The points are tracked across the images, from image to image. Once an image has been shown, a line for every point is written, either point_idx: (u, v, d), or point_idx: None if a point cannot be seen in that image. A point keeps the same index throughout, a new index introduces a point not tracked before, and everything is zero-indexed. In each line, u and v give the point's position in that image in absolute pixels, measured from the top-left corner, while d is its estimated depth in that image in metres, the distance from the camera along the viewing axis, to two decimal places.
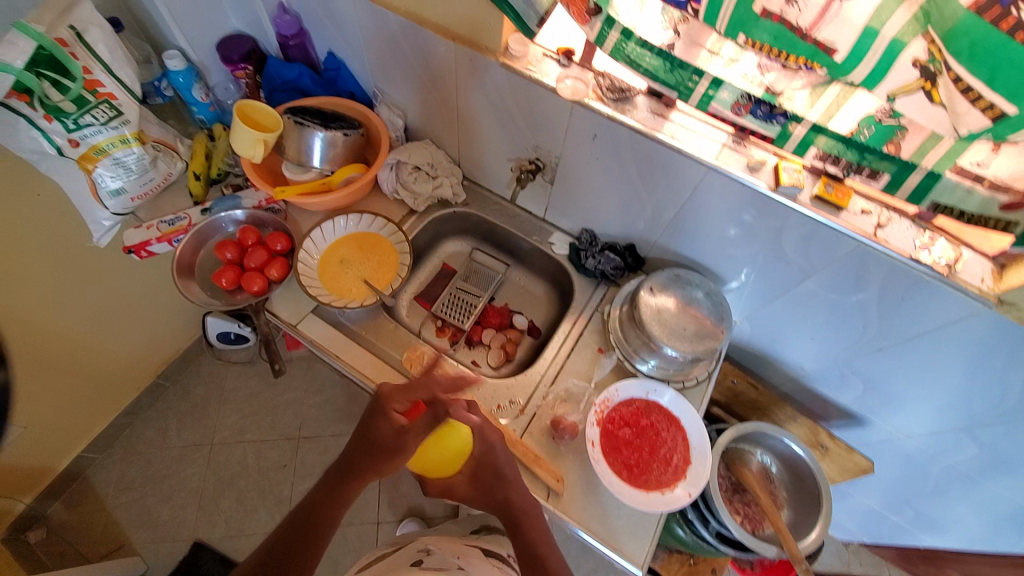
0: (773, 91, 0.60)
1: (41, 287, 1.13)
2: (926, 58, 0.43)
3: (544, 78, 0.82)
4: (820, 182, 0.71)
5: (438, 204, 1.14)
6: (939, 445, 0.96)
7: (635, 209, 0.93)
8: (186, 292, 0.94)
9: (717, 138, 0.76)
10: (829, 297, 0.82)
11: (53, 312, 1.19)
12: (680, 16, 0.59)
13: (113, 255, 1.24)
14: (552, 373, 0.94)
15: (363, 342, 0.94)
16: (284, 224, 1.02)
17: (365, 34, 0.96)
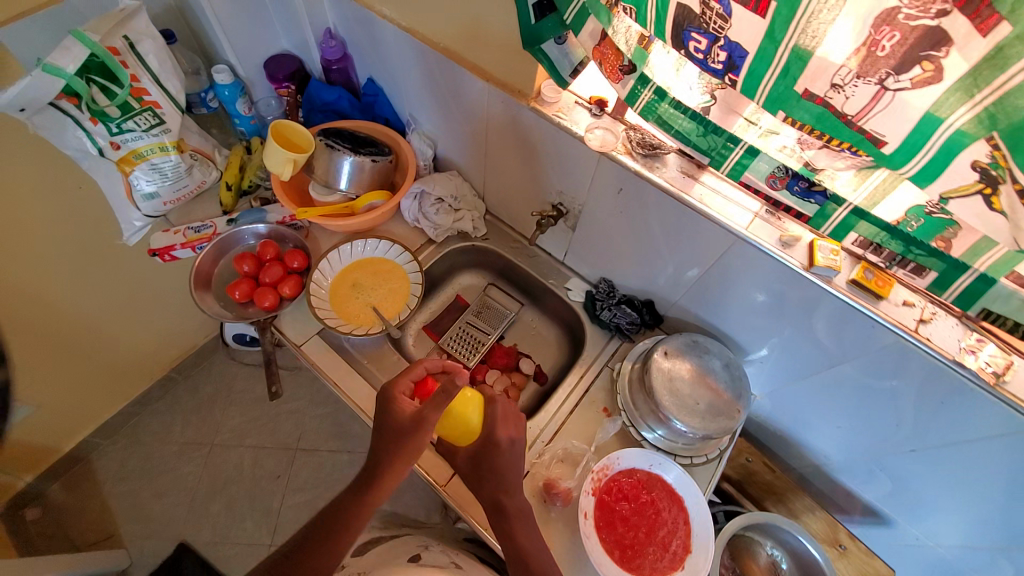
0: (814, 169, 0.56)
1: (70, 275, 1.17)
2: (988, 162, 0.39)
3: (574, 127, 0.80)
4: (859, 267, 0.65)
5: (458, 236, 1.13)
6: (977, 564, 0.85)
7: (656, 266, 0.89)
8: (202, 303, 0.96)
9: (749, 207, 0.71)
10: (859, 387, 0.75)
11: (77, 299, 1.23)
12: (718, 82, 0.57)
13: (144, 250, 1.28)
14: (551, 429, 0.89)
15: (364, 371, 0.93)
16: (303, 242, 1.02)
17: (404, 66, 0.98)
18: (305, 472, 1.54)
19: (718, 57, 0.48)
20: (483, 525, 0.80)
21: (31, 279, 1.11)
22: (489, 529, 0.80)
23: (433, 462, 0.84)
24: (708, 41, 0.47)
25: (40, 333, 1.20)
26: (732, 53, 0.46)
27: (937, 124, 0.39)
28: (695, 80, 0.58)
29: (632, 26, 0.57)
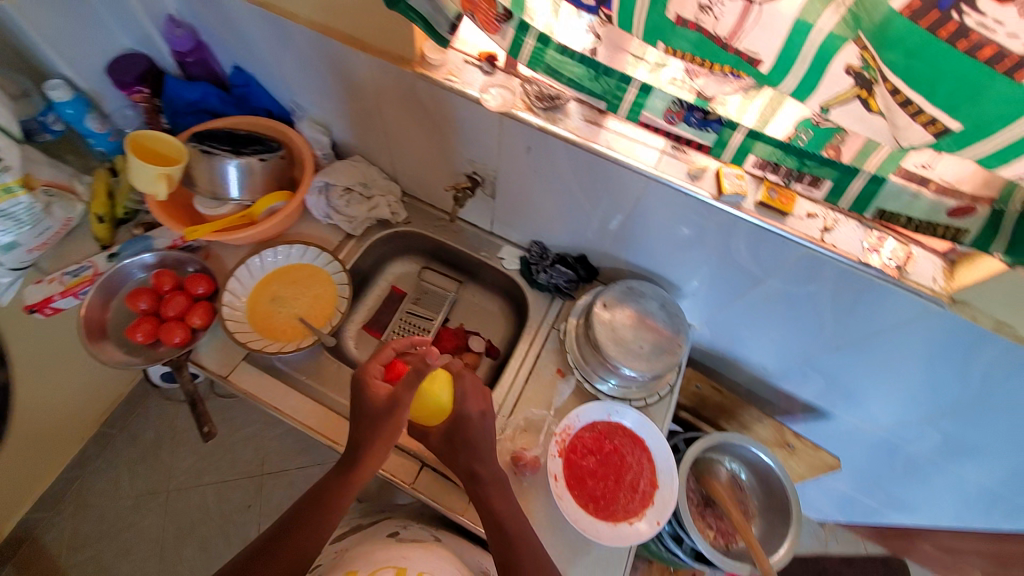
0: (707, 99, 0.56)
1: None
2: (860, 64, 0.38)
3: (467, 89, 0.75)
4: (763, 187, 0.67)
5: (378, 224, 1.06)
6: (903, 433, 0.95)
7: (580, 220, 0.88)
8: (99, 352, 0.86)
9: (654, 145, 0.71)
10: (783, 301, 0.79)
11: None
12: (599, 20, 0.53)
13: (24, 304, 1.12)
14: (511, 405, 0.88)
15: (303, 387, 0.87)
16: (205, 264, 0.93)
17: (271, 48, 0.87)
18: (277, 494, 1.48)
19: None
20: (458, 509, 0.79)
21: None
22: (465, 513, 0.79)
23: (396, 462, 0.82)
24: None
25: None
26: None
27: (806, 33, 0.37)
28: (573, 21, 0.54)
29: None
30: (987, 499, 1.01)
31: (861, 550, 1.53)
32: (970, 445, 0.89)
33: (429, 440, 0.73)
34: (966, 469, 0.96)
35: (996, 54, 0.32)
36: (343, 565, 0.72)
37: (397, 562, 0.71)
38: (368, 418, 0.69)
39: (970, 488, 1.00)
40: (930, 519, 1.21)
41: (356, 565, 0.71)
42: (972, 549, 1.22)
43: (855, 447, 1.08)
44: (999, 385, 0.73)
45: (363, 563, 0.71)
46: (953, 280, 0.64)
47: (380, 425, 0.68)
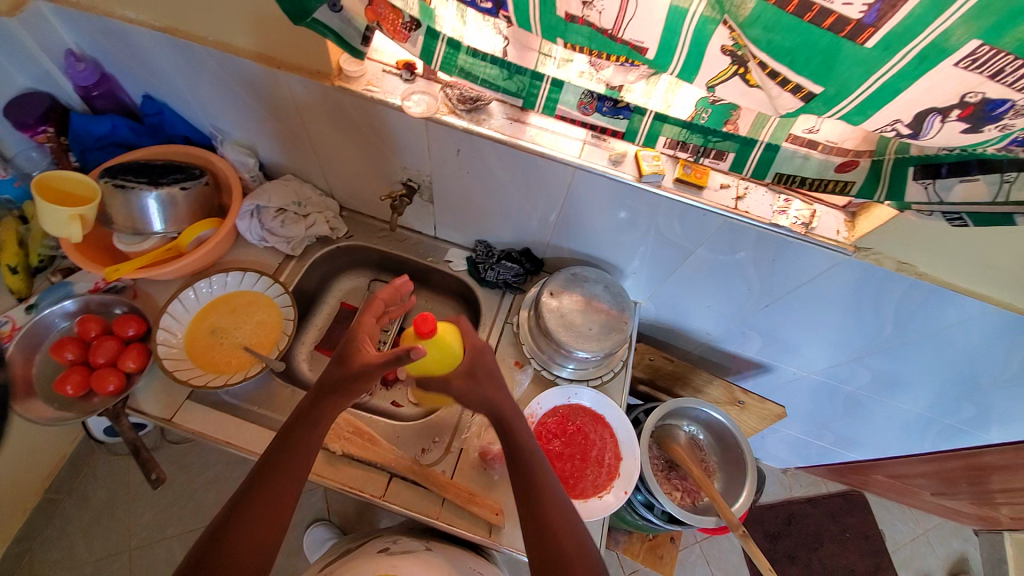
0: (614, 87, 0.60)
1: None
2: (732, 44, 0.41)
3: (389, 98, 0.75)
4: (679, 165, 0.71)
5: (319, 242, 1.04)
6: (836, 374, 1.03)
7: (519, 216, 0.90)
8: (28, 413, 0.80)
9: (576, 136, 0.74)
10: (713, 268, 0.84)
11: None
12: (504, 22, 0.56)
13: None
14: (474, 403, 0.90)
15: (259, 419, 0.84)
16: (133, 304, 0.89)
17: (181, 74, 0.84)
18: None
19: None
20: (431, 513, 0.79)
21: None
22: (439, 515, 0.79)
23: (363, 477, 0.81)
24: None
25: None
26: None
27: (682, 18, 0.40)
28: (479, 26, 0.57)
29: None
30: (918, 422, 1.11)
31: (822, 490, 1.65)
32: (894, 377, 0.99)
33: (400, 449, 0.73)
34: (894, 399, 1.06)
35: (838, 22, 0.35)
36: None
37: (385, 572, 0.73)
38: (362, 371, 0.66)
39: (902, 415, 1.11)
40: (874, 450, 1.32)
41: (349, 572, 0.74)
42: (916, 472, 1.34)
43: (799, 395, 1.16)
44: (906, 318, 0.81)
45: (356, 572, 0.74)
46: (853, 231, 0.70)
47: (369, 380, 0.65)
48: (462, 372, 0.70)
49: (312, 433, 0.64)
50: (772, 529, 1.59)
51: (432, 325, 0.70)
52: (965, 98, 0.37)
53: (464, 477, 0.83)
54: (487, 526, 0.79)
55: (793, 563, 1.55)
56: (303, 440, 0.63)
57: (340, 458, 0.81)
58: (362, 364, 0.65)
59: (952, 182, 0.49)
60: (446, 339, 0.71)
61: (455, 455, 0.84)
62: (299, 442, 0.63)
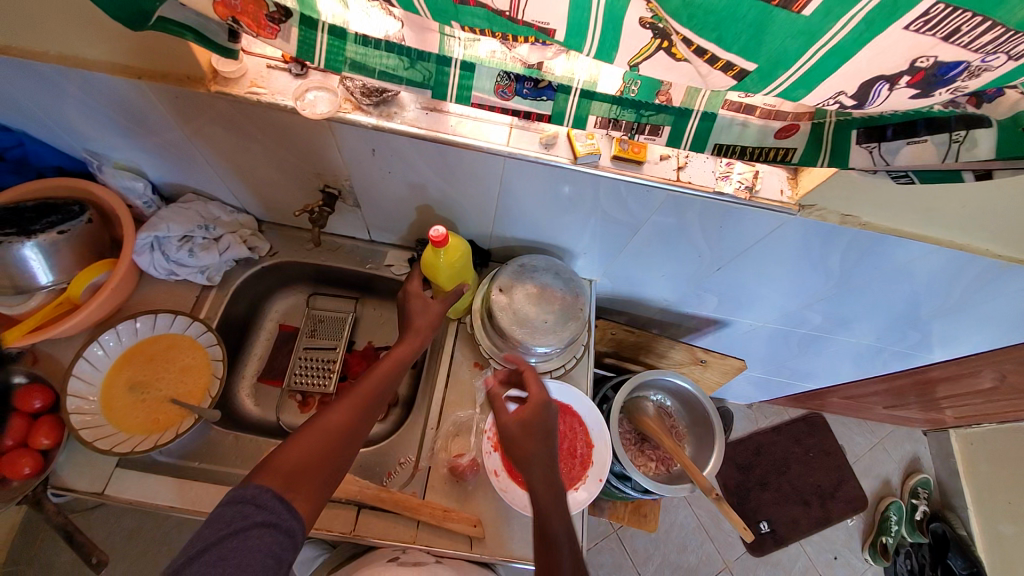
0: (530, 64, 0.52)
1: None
2: (651, 16, 0.35)
3: (280, 99, 0.64)
4: (614, 142, 0.67)
5: (240, 264, 0.94)
6: (789, 321, 1.06)
7: (456, 211, 0.83)
8: None
9: (502, 120, 0.67)
10: (663, 240, 0.82)
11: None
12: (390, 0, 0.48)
13: None
14: (437, 417, 0.86)
15: (202, 474, 0.78)
16: (33, 372, 0.78)
17: (25, 94, 0.70)
18: None
19: None
20: (407, 539, 0.76)
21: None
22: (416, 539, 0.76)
23: (329, 514, 0.77)
24: None
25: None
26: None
27: None
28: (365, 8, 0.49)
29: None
30: (868, 351, 1.16)
31: (785, 417, 1.74)
32: (844, 316, 1.01)
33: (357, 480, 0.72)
34: (847, 334, 1.09)
35: None
36: None
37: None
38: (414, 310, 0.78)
39: (853, 347, 1.15)
40: (829, 379, 1.39)
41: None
42: (869, 391, 1.42)
43: (760, 343, 1.18)
44: (855, 264, 0.81)
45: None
46: (796, 188, 0.68)
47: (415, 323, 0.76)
48: (516, 430, 0.65)
49: (384, 377, 0.67)
50: (744, 462, 1.68)
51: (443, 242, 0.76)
52: (915, 62, 0.33)
53: (437, 495, 0.80)
54: (468, 540, 0.77)
55: (766, 489, 1.65)
56: (371, 387, 0.65)
57: None
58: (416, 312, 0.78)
59: (900, 144, 0.48)
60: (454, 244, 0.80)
61: (425, 473, 0.81)
62: (368, 387, 0.65)
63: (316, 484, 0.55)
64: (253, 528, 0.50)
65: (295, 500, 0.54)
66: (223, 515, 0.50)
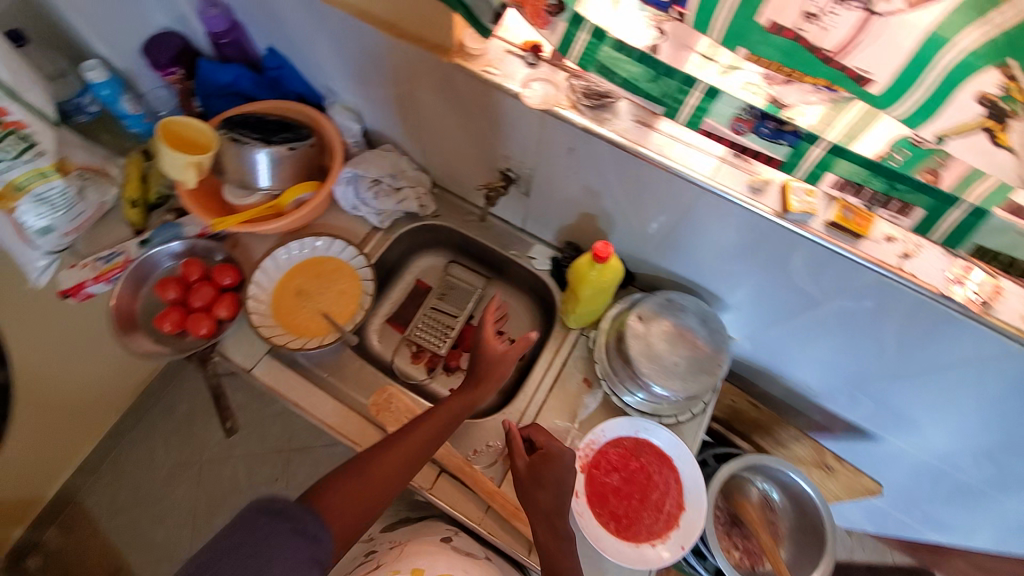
0: (776, 102, 0.50)
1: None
2: (997, 94, 0.35)
3: (508, 83, 0.68)
4: (837, 206, 0.61)
5: (407, 216, 1.03)
6: (954, 463, 0.88)
7: (620, 227, 0.82)
8: (131, 344, 0.85)
9: (713, 152, 0.64)
10: (843, 325, 0.73)
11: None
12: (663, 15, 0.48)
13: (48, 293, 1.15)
14: (531, 416, 0.85)
15: (327, 385, 0.87)
16: (232, 254, 0.92)
17: (305, 30, 0.83)
18: (303, 470, 1.60)
19: None
20: (474, 518, 0.78)
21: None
22: (481, 521, 0.78)
23: None
24: None
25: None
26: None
27: (940, 49, 0.33)
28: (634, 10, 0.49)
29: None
30: None
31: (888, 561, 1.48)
32: None
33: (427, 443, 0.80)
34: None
35: None
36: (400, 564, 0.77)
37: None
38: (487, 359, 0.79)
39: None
40: (969, 544, 1.15)
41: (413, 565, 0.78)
42: None
43: (899, 473, 1.01)
44: None
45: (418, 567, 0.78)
46: None
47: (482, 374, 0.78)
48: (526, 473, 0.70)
49: (427, 431, 0.71)
50: None
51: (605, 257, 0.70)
52: None
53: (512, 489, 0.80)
54: (528, 545, 0.77)
55: None
56: (434, 425, 0.72)
57: None
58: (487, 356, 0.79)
59: None
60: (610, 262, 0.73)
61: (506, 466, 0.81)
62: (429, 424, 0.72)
63: (353, 522, 0.62)
64: (287, 533, 0.54)
65: (331, 523, 0.60)
66: (257, 523, 0.54)
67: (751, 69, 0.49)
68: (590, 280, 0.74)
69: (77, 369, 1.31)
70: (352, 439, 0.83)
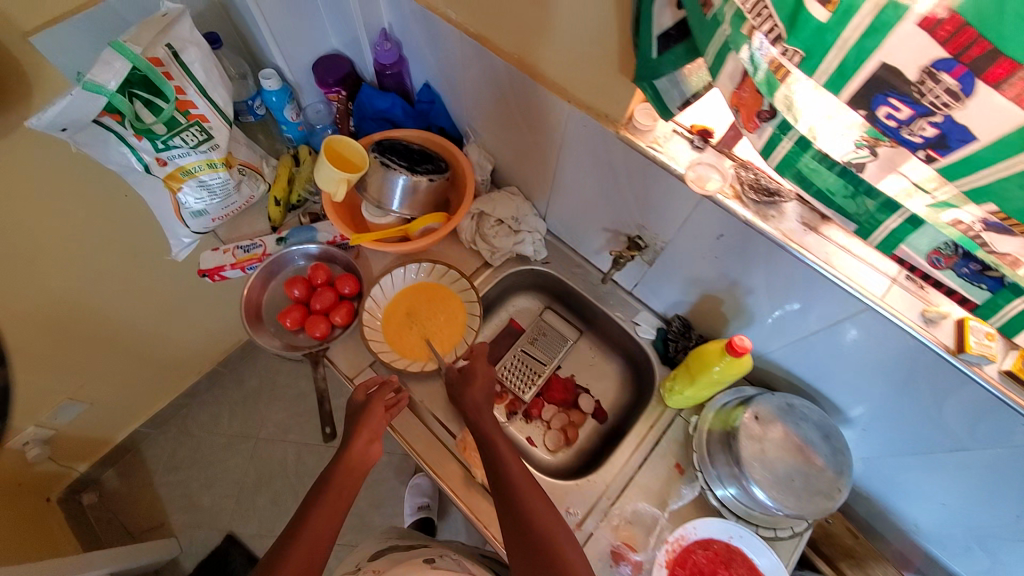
0: (979, 237, 0.47)
1: (118, 276, 1.13)
2: None
3: (672, 163, 0.69)
4: (1018, 355, 0.56)
5: (514, 259, 1.05)
6: None
7: (747, 316, 0.80)
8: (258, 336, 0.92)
9: (885, 271, 0.62)
10: (985, 475, 0.67)
11: (121, 301, 1.18)
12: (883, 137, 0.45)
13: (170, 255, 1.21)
14: (615, 493, 0.82)
15: (419, 411, 0.89)
16: (354, 264, 0.97)
17: (469, 75, 0.89)
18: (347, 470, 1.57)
19: (922, 129, 0.38)
20: None
21: (77, 278, 1.05)
22: None
23: (491, 514, 0.80)
24: (912, 111, 0.38)
25: (80, 339, 1.16)
26: (947, 132, 0.37)
27: None
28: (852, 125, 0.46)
29: (768, 47, 0.44)
30: None
31: None
32: None
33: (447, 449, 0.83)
34: None
35: None
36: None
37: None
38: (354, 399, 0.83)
39: None
40: None
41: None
42: None
43: None
44: None
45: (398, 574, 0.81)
46: None
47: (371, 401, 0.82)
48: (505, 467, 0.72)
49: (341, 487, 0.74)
50: None
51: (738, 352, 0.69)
52: None
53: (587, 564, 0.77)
54: None
55: None
56: (331, 488, 0.74)
57: (477, 484, 0.82)
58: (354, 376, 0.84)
59: None
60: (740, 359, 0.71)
61: (584, 538, 0.78)
62: (337, 484, 0.75)
63: None
64: None
65: None
66: None
67: (970, 210, 0.45)
68: (713, 368, 0.73)
69: (182, 326, 1.39)
70: (435, 471, 0.84)
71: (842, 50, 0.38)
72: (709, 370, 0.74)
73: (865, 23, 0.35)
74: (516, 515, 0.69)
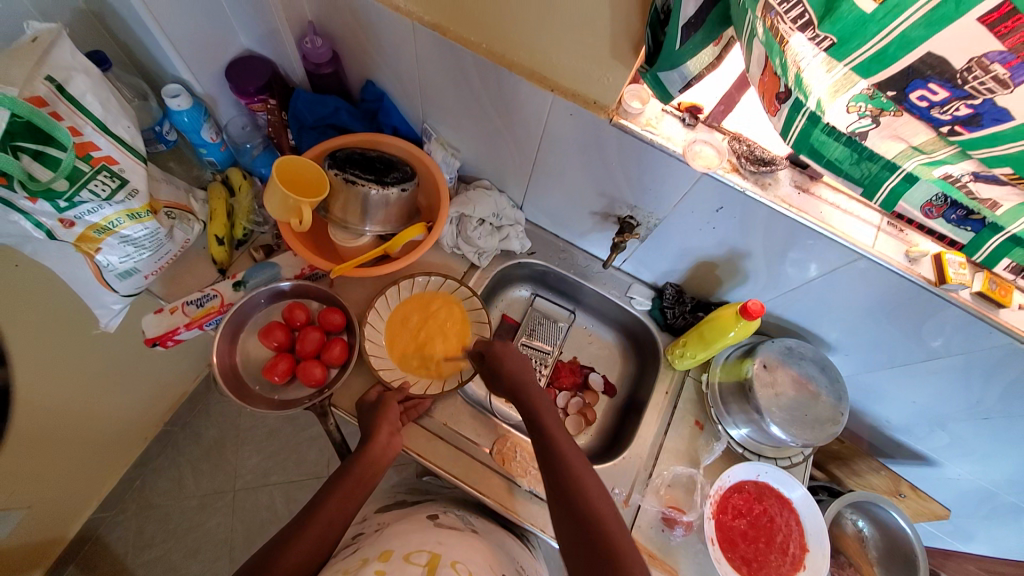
0: (963, 186, 0.50)
1: (25, 356, 0.92)
2: None
3: (669, 144, 0.68)
4: (984, 276, 0.65)
5: (501, 254, 1.03)
6: (1016, 487, 0.92)
7: (745, 273, 0.85)
8: (248, 399, 0.84)
9: (870, 221, 0.69)
10: (953, 375, 0.78)
11: (22, 385, 0.93)
12: (883, 109, 0.46)
13: (87, 314, 1.00)
14: (650, 461, 0.88)
15: (447, 435, 0.86)
16: (334, 296, 0.90)
17: (422, 69, 0.78)
18: None
19: (955, 109, 0.42)
20: None
21: None
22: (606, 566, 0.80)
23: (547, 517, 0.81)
24: (949, 94, 0.40)
25: None
26: (982, 112, 0.40)
27: None
28: (850, 102, 0.47)
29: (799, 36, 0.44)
30: None
31: None
32: None
33: (464, 457, 0.84)
34: None
35: None
36: (382, 536, 0.71)
37: (433, 549, 0.66)
38: (365, 409, 0.81)
39: None
40: None
41: (392, 545, 0.66)
42: None
43: (965, 508, 1.05)
44: None
45: (399, 544, 0.66)
46: None
47: (387, 412, 0.79)
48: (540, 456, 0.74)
49: (343, 501, 0.70)
50: None
51: (751, 316, 0.77)
52: None
53: (642, 534, 0.82)
54: None
55: None
56: (343, 493, 0.71)
57: (524, 492, 0.83)
58: (365, 401, 0.82)
59: None
60: (750, 322, 0.80)
61: (635, 511, 0.83)
62: (346, 490, 0.71)
63: None
64: None
65: None
66: None
67: (961, 165, 0.48)
68: (729, 331, 0.81)
69: (119, 391, 1.18)
70: (479, 489, 0.82)
71: (887, 38, 0.39)
72: (724, 334, 0.83)
73: (919, 15, 0.36)
74: (563, 514, 0.67)
